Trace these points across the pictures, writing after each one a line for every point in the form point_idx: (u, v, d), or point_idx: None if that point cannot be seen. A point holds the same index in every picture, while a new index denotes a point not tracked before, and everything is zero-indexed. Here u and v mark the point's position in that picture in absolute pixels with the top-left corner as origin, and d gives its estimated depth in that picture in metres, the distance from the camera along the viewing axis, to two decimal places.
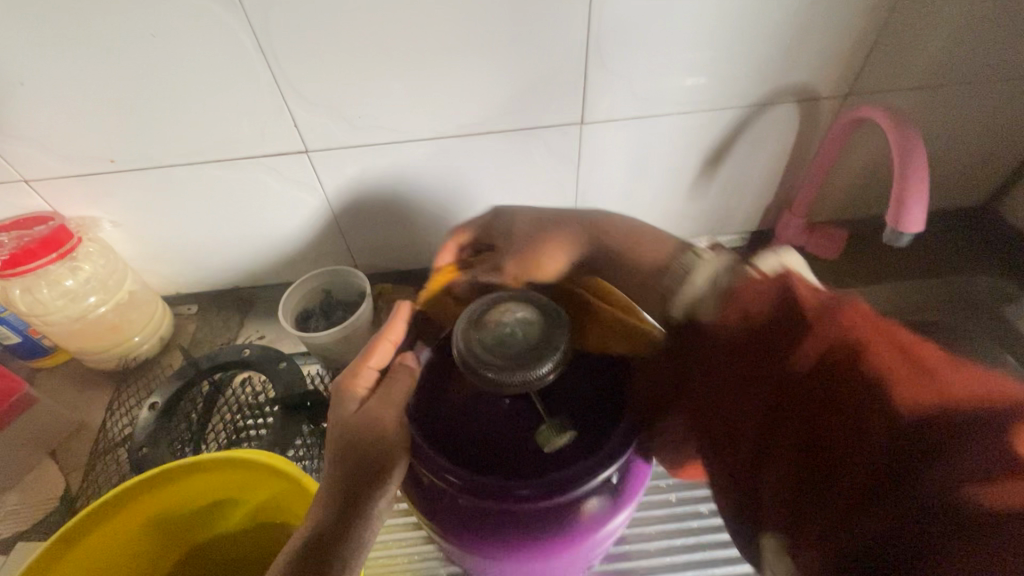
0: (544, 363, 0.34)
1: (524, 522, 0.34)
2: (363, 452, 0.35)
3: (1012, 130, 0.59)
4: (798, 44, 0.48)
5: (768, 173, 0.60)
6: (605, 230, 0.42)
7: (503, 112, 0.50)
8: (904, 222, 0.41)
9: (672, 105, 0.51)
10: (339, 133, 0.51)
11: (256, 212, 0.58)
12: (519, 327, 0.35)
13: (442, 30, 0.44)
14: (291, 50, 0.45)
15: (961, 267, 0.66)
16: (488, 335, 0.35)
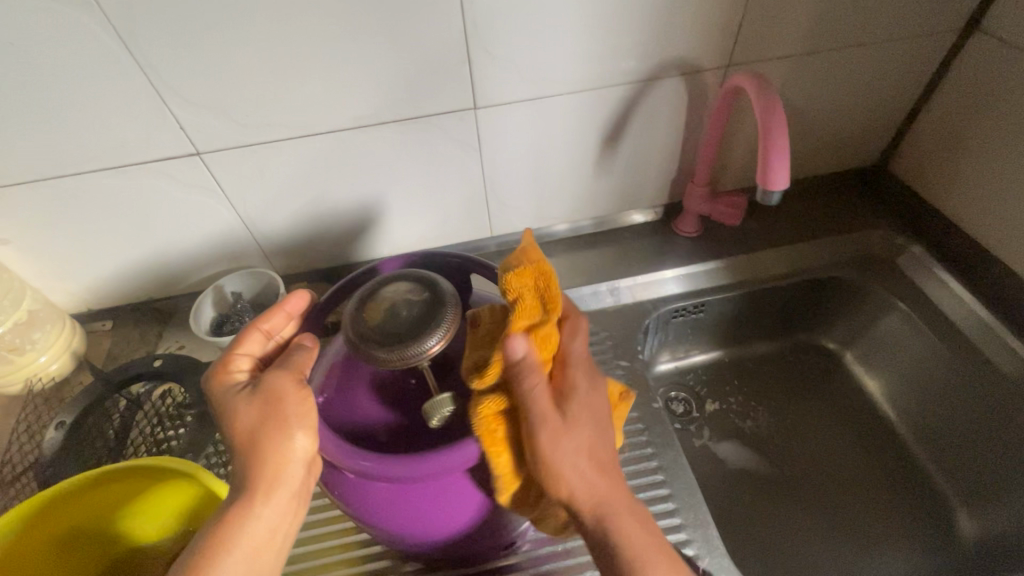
0: (426, 341, 0.31)
1: (421, 488, 0.36)
2: (264, 462, 0.35)
3: (887, 91, 0.63)
4: (671, 18, 0.50)
5: (668, 146, 0.62)
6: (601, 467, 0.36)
7: (395, 102, 0.51)
8: (770, 181, 0.43)
9: (561, 85, 0.53)
10: (229, 133, 0.50)
11: (156, 220, 0.56)
12: (406, 308, 0.33)
13: (318, 22, 0.44)
14: (161, 50, 0.44)
15: (856, 223, 0.70)
16: (373, 313, 0.33)
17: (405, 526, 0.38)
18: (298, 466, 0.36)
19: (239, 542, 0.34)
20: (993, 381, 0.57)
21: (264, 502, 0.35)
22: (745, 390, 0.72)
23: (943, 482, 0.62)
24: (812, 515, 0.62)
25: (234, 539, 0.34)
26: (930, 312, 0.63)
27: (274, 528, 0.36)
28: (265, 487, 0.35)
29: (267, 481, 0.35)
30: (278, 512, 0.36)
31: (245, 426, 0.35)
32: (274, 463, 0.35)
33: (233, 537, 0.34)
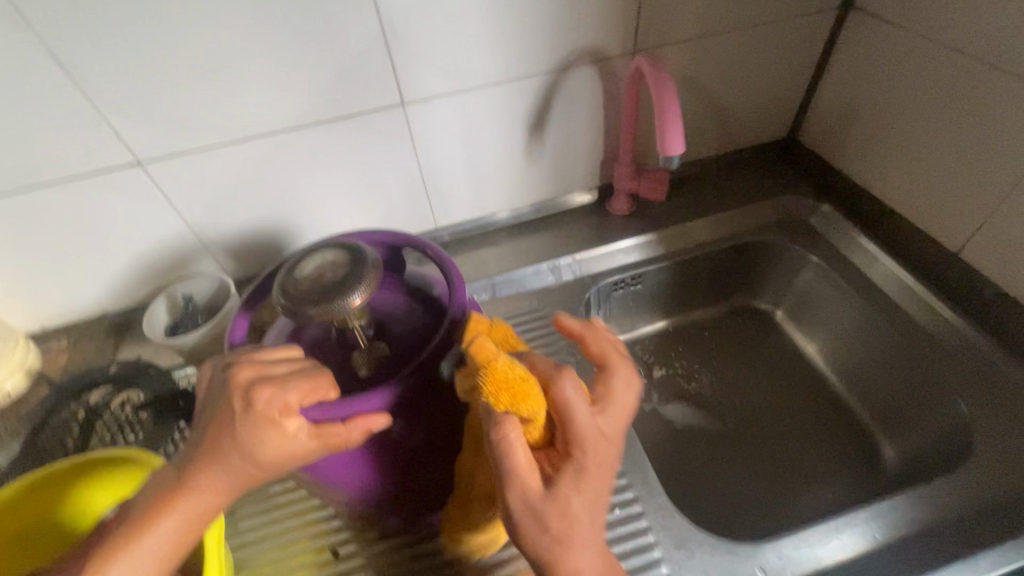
0: (350, 295, 0.35)
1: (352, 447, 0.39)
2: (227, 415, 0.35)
3: (785, 67, 0.69)
4: (573, 10, 0.55)
5: (590, 129, 0.67)
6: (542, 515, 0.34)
7: (325, 101, 0.54)
8: (666, 147, 0.48)
9: (481, 77, 0.58)
10: (168, 141, 0.53)
11: (104, 232, 0.58)
12: (331, 270, 0.36)
13: (246, 31, 0.48)
14: (95, 65, 0.47)
15: (774, 190, 0.76)
16: (301, 276, 0.36)
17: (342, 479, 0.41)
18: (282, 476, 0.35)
19: (164, 549, 0.33)
20: (897, 317, 0.63)
21: (197, 512, 0.34)
22: (688, 354, 0.76)
23: (867, 419, 0.66)
24: (754, 462, 0.66)
25: (154, 545, 0.32)
26: (842, 264, 0.69)
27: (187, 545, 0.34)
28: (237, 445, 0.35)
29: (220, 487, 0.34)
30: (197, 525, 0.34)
31: (228, 427, 0.33)
32: (261, 472, 0.34)
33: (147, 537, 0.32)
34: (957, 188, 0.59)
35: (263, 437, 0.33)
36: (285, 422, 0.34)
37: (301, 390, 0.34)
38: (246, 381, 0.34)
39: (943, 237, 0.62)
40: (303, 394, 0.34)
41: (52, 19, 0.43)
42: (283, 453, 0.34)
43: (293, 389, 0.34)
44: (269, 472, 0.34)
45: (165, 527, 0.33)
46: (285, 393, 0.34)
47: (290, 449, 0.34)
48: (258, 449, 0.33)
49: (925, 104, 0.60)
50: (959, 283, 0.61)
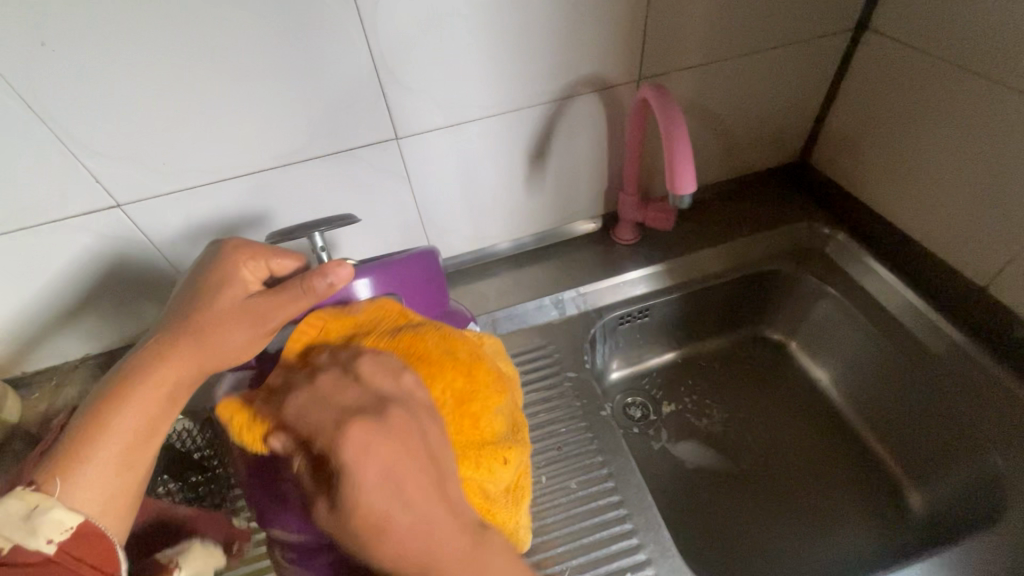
0: (314, 233, 0.47)
1: None
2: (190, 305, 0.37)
3: (797, 91, 0.66)
4: (575, 39, 0.52)
5: (594, 158, 0.64)
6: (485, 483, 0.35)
7: (314, 137, 0.51)
8: (677, 186, 0.45)
9: (479, 110, 0.55)
10: (149, 183, 0.50)
11: (83, 275, 0.55)
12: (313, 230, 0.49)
13: (230, 68, 0.45)
14: (67, 108, 0.44)
15: (786, 217, 0.73)
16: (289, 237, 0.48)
17: (309, 488, 0.34)
18: (237, 345, 0.37)
19: (128, 442, 0.34)
20: (920, 355, 0.60)
21: (157, 400, 0.35)
22: (699, 389, 0.73)
23: (890, 460, 0.63)
24: (772, 508, 0.62)
25: (114, 441, 0.34)
26: (860, 296, 0.65)
27: (151, 437, 0.35)
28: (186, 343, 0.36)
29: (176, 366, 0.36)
30: (158, 414, 0.35)
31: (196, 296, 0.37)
32: (218, 338, 0.36)
33: (110, 434, 0.34)
34: (981, 220, 0.56)
35: (228, 291, 0.38)
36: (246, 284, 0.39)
37: (273, 264, 0.41)
38: (219, 254, 0.39)
39: (966, 270, 0.59)
40: (273, 265, 0.41)
41: (21, 63, 0.40)
42: (240, 310, 0.37)
43: (263, 257, 0.40)
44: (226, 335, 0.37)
45: (129, 419, 0.34)
46: (251, 260, 0.40)
47: (246, 304, 0.37)
48: (219, 307, 0.37)
49: (945, 132, 0.57)
50: (985, 319, 0.58)
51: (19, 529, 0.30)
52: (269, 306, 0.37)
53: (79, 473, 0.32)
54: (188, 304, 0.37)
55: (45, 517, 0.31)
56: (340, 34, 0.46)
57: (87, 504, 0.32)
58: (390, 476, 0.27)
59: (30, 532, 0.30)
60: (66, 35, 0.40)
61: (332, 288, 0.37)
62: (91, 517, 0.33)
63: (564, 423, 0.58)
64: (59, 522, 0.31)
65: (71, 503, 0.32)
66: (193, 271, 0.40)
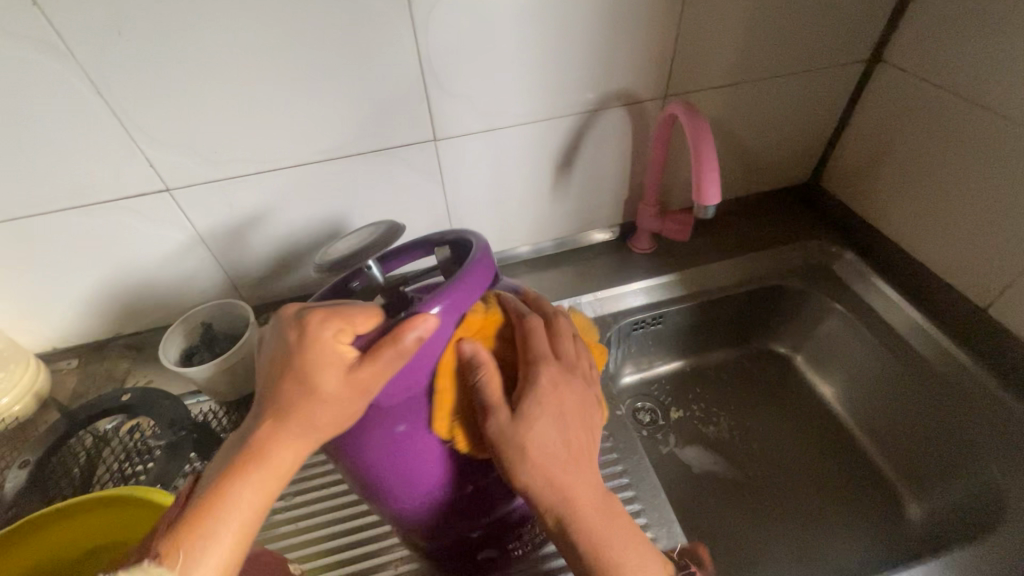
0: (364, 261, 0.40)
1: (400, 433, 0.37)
2: (296, 382, 0.34)
3: (812, 114, 0.70)
4: (611, 55, 0.56)
5: (618, 168, 0.67)
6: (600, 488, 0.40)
7: (359, 134, 0.54)
8: (703, 197, 0.48)
9: (514, 117, 0.58)
10: (199, 170, 0.52)
11: (126, 255, 0.57)
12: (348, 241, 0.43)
13: (290, 64, 0.48)
14: (132, 95, 0.46)
15: (796, 235, 0.76)
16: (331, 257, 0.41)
17: (390, 494, 0.40)
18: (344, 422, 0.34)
19: (246, 516, 0.32)
20: (922, 370, 0.62)
21: (273, 474, 0.34)
22: (706, 397, 0.75)
23: (891, 473, 0.65)
24: (776, 515, 0.64)
25: (235, 515, 0.32)
26: (867, 313, 0.68)
27: (265, 511, 0.33)
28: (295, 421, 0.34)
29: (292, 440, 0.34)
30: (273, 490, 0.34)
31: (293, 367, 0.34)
32: (324, 418, 0.34)
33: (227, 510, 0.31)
34: (986, 242, 0.59)
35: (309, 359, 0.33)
36: (342, 351, 0.34)
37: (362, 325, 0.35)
38: (304, 325, 0.34)
39: (969, 291, 0.62)
40: (358, 325, 0.35)
41: (97, 46, 0.43)
42: (329, 392, 0.33)
43: (345, 321, 0.34)
44: (337, 415, 0.34)
45: (247, 496, 0.32)
46: (344, 325, 0.34)
47: (347, 380, 0.33)
48: (321, 381, 0.33)
49: (951, 159, 0.60)
50: (985, 340, 0.60)
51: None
52: (369, 374, 0.33)
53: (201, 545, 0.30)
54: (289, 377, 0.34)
55: None
56: (393, 38, 0.49)
57: None
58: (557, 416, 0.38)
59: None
60: (137, 24, 0.43)
61: (418, 338, 0.33)
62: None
63: None
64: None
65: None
66: (282, 336, 0.35)
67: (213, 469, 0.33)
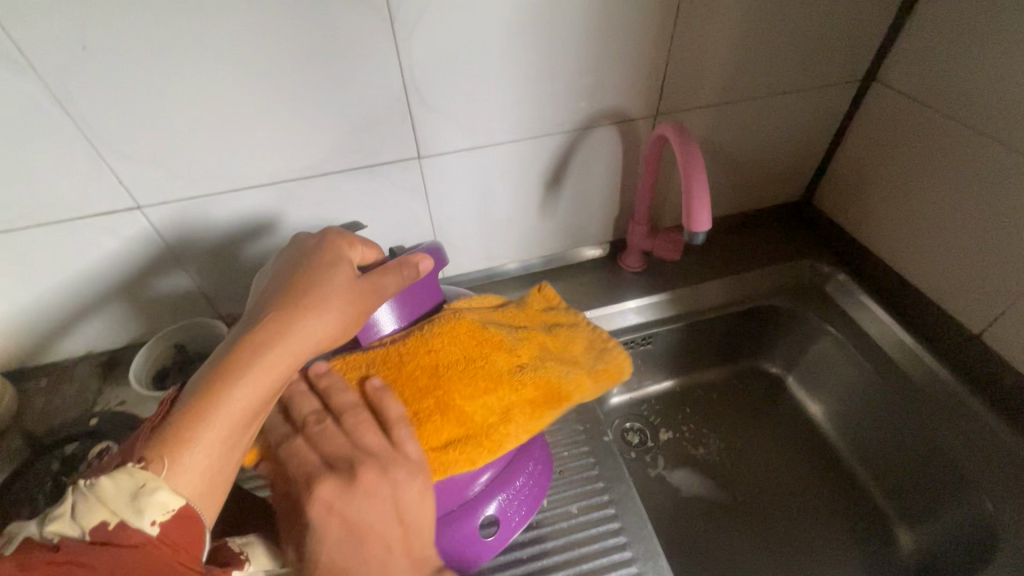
0: None
1: None
2: (308, 284, 0.35)
3: (805, 133, 0.69)
4: (600, 73, 0.54)
5: (608, 186, 0.66)
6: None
7: (339, 152, 0.52)
8: (694, 223, 0.47)
9: (501, 135, 0.56)
10: (171, 187, 0.50)
11: (96, 272, 0.55)
12: None
13: (269, 83, 0.46)
14: (99, 111, 0.44)
15: (788, 254, 0.75)
16: None
17: None
18: (346, 326, 0.36)
19: (245, 410, 0.31)
20: (913, 397, 0.61)
21: (270, 379, 0.32)
22: (696, 418, 0.74)
23: (882, 498, 0.64)
24: (765, 543, 0.62)
25: (231, 407, 0.31)
26: (858, 335, 0.67)
27: (260, 413, 0.32)
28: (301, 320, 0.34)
29: (291, 345, 0.33)
30: (268, 399, 0.33)
31: (309, 272, 0.36)
32: (331, 316, 0.35)
33: (214, 414, 0.30)
34: (978, 268, 0.58)
35: (326, 263, 0.37)
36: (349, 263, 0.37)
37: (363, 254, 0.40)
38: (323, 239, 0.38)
39: (961, 316, 0.61)
40: (363, 257, 0.40)
41: (63, 63, 0.41)
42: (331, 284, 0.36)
43: (356, 241, 0.40)
44: (343, 319, 0.36)
45: (236, 398, 0.31)
46: (355, 247, 0.39)
47: (356, 285, 0.37)
48: (332, 288, 0.36)
49: (944, 183, 0.59)
50: (977, 366, 0.59)
51: (127, 507, 0.27)
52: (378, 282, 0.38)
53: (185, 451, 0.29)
54: (297, 280, 0.35)
55: (153, 497, 0.28)
56: (376, 56, 0.47)
57: (189, 482, 0.29)
58: (354, 538, 0.33)
59: (134, 512, 0.27)
60: (103, 39, 0.41)
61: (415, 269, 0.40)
62: (191, 503, 0.29)
63: (566, 447, 0.59)
64: (164, 504, 0.28)
65: (175, 487, 0.29)
66: (299, 246, 0.38)
67: (209, 360, 0.32)
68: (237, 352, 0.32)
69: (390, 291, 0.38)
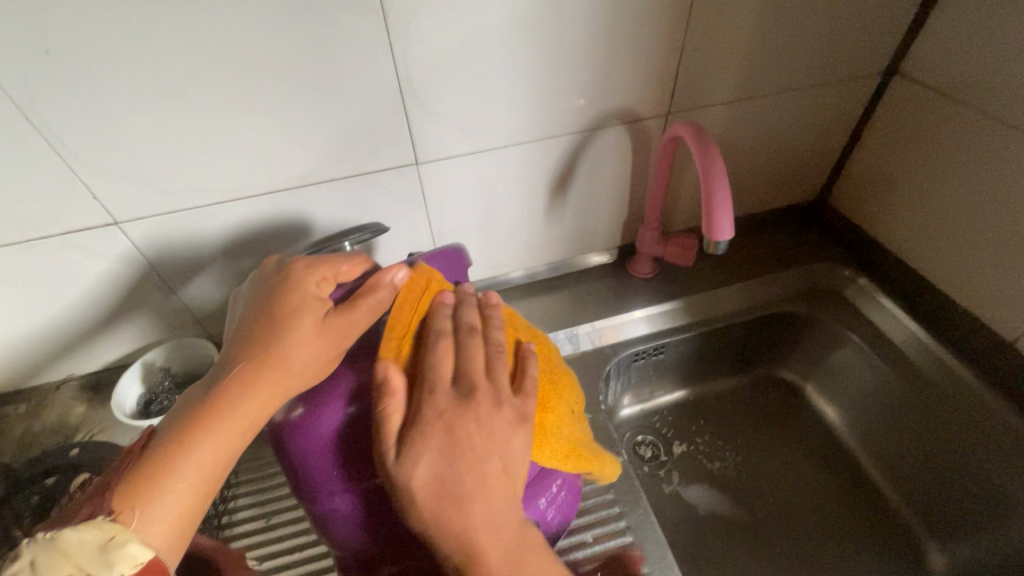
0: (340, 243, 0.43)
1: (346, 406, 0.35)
2: (272, 328, 0.36)
3: (822, 129, 0.65)
4: (610, 69, 0.51)
5: (616, 190, 0.63)
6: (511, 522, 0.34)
7: (331, 160, 0.49)
8: (715, 232, 0.43)
9: (504, 138, 0.53)
10: (150, 201, 0.47)
11: (74, 293, 0.51)
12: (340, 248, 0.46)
13: (251, 86, 0.43)
14: (68, 122, 0.41)
15: (805, 256, 0.72)
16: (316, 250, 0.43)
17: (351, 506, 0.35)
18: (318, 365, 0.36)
19: (210, 465, 0.33)
20: (942, 409, 0.58)
21: (233, 428, 0.34)
22: (712, 429, 0.70)
23: (908, 514, 0.61)
24: (786, 564, 0.59)
25: (194, 464, 0.32)
26: (881, 341, 0.64)
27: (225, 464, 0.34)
28: (264, 371, 0.35)
29: (252, 398, 0.34)
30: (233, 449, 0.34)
31: (277, 314, 0.36)
32: (300, 358, 0.35)
33: (179, 468, 0.32)
34: (1016, 272, 0.54)
35: (296, 308, 0.36)
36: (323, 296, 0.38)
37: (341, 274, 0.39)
38: (290, 271, 0.38)
39: (993, 322, 0.58)
40: (339, 276, 0.39)
41: (18, 69, 0.37)
42: (300, 329, 0.36)
43: (330, 270, 0.38)
44: (312, 359, 0.36)
45: (202, 449, 0.33)
46: (325, 274, 0.38)
47: (324, 322, 0.36)
48: (297, 332, 0.36)
49: (972, 182, 0.56)
50: (1009, 375, 0.56)
51: (95, 562, 0.27)
52: (348, 315, 0.37)
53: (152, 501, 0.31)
54: (259, 333, 0.36)
55: (121, 551, 0.28)
56: (368, 56, 0.43)
57: (156, 540, 0.30)
58: (471, 416, 0.34)
59: (105, 565, 0.28)
60: (69, 43, 0.37)
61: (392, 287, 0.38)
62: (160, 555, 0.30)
63: None
64: (135, 558, 0.29)
65: (144, 539, 0.30)
66: (270, 281, 0.38)
67: (173, 420, 0.34)
68: (203, 405, 0.34)
69: (364, 322, 0.37)
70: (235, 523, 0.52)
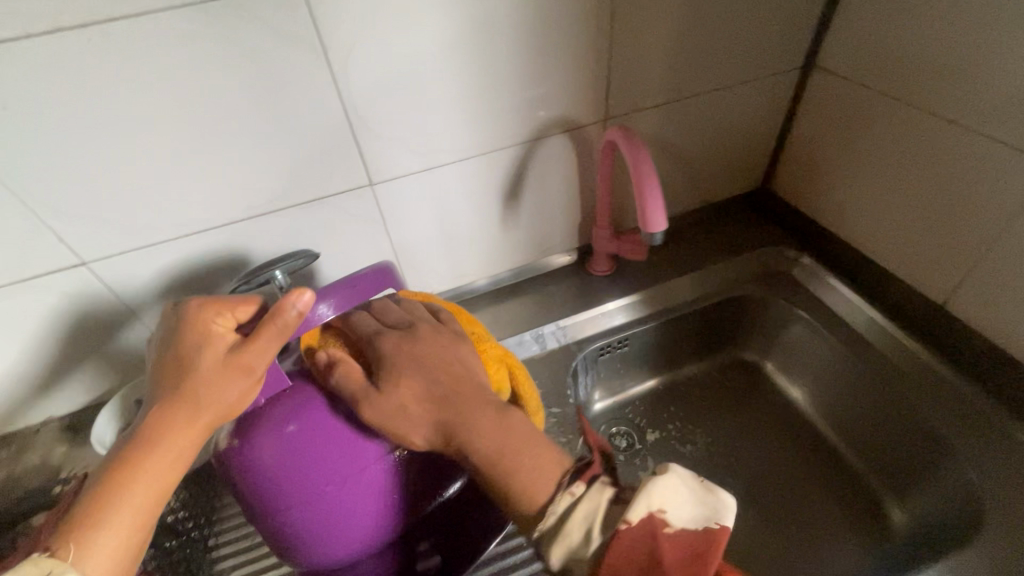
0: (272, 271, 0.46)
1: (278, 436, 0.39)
2: (180, 367, 0.36)
3: (755, 122, 0.70)
4: (543, 81, 0.54)
5: (567, 193, 0.66)
6: (499, 433, 0.39)
7: (288, 185, 0.51)
8: (650, 224, 0.47)
9: (450, 154, 0.56)
10: (115, 239, 0.49)
11: (47, 334, 0.53)
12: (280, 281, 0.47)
13: (203, 123, 0.45)
14: (30, 169, 0.43)
15: (752, 242, 0.76)
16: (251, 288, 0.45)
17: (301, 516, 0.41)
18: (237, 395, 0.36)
19: (141, 504, 0.33)
20: (887, 373, 0.61)
21: (170, 463, 0.35)
22: (681, 414, 0.73)
23: (869, 476, 0.65)
24: (757, 534, 0.62)
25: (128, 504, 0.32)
26: (829, 316, 0.68)
27: (158, 507, 0.34)
28: (175, 413, 0.35)
29: (185, 425, 0.35)
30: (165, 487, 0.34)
31: (179, 351, 0.36)
32: (208, 394, 0.35)
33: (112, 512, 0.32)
34: (939, 238, 0.58)
35: (250, 346, 0.36)
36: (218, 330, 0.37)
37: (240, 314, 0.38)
38: (183, 309, 0.37)
39: (926, 287, 0.62)
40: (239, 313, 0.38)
41: None
42: (236, 360, 0.36)
43: (224, 305, 0.37)
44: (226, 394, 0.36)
45: (137, 490, 0.33)
46: (221, 309, 0.37)
47: (229, 356, 0.36)
48: (197, 370, 0.35)
49: (892, 160, 0.61)
50: (944, 335, 0.60)
51: None
52: (251, 350, 0.36)
53: (92, 541, 0.31)
54: (170, 369, 0.36)
55: None
56: (312, 86, 0.46)
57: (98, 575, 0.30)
58: (412, 364, 0.41)
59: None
60: (23, 95, 0.39)
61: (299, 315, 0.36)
62: None
63: None
64: None
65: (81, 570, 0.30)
66: (166, 325, 0.38)
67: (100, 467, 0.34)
68: (127, 448, 0.34)
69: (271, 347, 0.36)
70: (222, 544, 0.54)
